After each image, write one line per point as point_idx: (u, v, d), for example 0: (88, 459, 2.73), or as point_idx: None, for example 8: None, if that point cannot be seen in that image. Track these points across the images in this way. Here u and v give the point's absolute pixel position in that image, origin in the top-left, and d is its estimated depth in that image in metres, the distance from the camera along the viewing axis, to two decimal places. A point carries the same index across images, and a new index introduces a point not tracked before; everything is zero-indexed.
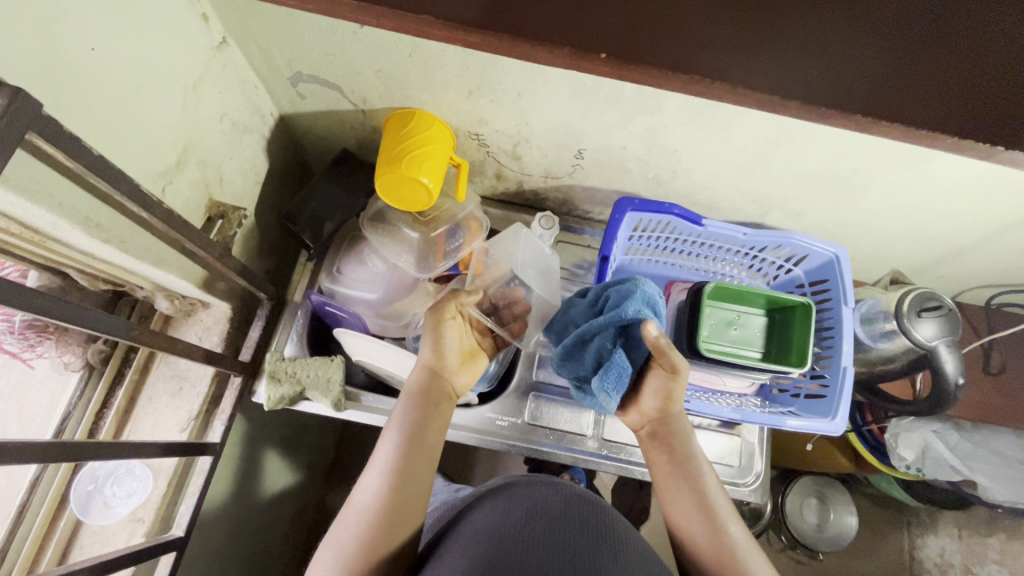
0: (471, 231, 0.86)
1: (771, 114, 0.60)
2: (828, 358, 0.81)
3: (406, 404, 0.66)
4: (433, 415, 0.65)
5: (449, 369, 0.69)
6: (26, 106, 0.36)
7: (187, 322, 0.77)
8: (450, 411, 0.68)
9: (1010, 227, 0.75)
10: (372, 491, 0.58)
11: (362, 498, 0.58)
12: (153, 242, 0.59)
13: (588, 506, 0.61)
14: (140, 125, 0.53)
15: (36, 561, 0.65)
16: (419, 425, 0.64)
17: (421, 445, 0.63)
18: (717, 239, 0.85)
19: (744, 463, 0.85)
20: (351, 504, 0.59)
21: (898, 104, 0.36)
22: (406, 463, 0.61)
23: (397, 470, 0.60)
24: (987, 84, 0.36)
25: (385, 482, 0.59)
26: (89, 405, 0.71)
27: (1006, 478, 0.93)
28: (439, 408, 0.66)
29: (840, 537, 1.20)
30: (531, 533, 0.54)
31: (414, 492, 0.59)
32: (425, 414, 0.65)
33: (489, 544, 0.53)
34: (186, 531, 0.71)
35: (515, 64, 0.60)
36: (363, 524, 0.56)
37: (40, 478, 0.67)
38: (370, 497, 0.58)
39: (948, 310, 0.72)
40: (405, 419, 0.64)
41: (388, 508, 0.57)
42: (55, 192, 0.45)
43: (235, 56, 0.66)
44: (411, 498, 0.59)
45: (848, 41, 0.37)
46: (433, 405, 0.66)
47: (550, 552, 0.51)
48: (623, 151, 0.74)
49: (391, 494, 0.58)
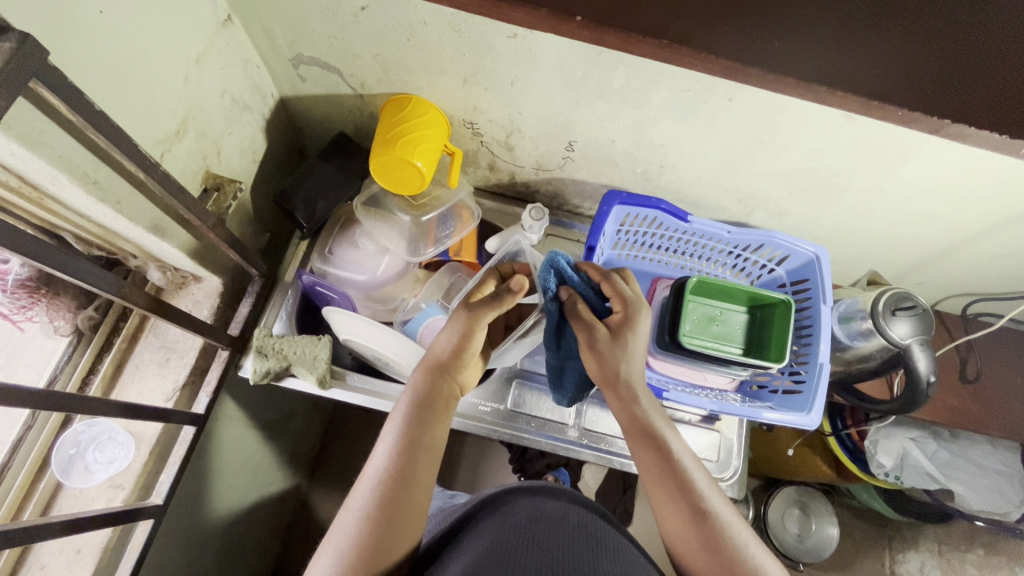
0: (462, 219, 0.89)
1: (751, 111, 0.63)
2: (804, 355, 0.83)
3: (406, 407, 0.62)
4: (436, 418, 0.62)
5: (461, 365, 0.65)
6: (34, 52, 0.38)
7: (178, 294, 0.78)
8: (455, 410, 0.66)
9: (984, 232, 0.77)
10: (367, 499, 0.54)
11: (357, 505, 0.54)
12: (148, 207, 0.60)
13: (588, 514, 0.62)
14: (142, 91, 0.55)
15: (13, 518, 0.66)
16: (420, 431, 0.60)
17: (423, 450, 0.59)
18: (702, 237, 0.87)
19: (721, 458, 0.86)
20: (346, 511, 0.55)
21: (858, 83, 0.39)
22: (406, 469, 0.57)
23: (394, 478, 0.56)
24: (941, 73, 0.39)
25: (380, 487, 0.55)
26: (76, 370, 0.72)
27: (981, 487, 0.94)
28: (443, 410, 0.63)
29: (820, 547, 1.19)
30: (532, 539, 0.54)
31: (412, 502, 0.55)
32: (429, 417, 0.62)
33: (490, 547, 0.53)
34: (165, 499, 0.71)
35: (509, 52, 0.63)
36: (356, 533, 0.52)
37: (24, 438, 0.67)
38: (364, 503, 0.54)
39: (922, 309, 0.75)
40: (405, 420, 0.61)
41: (384, 517, 0.53)
42: (55, 144, 0.46)
43: (239, 34, 0.68)
44: (409, 507, 0.55)
45: (810, 24, 0.40)
46: (437, 409, 0.63)
47: (548, 561, 0.51)
48: (612, 144, 0.76)
49: (387, 500, 0.54)
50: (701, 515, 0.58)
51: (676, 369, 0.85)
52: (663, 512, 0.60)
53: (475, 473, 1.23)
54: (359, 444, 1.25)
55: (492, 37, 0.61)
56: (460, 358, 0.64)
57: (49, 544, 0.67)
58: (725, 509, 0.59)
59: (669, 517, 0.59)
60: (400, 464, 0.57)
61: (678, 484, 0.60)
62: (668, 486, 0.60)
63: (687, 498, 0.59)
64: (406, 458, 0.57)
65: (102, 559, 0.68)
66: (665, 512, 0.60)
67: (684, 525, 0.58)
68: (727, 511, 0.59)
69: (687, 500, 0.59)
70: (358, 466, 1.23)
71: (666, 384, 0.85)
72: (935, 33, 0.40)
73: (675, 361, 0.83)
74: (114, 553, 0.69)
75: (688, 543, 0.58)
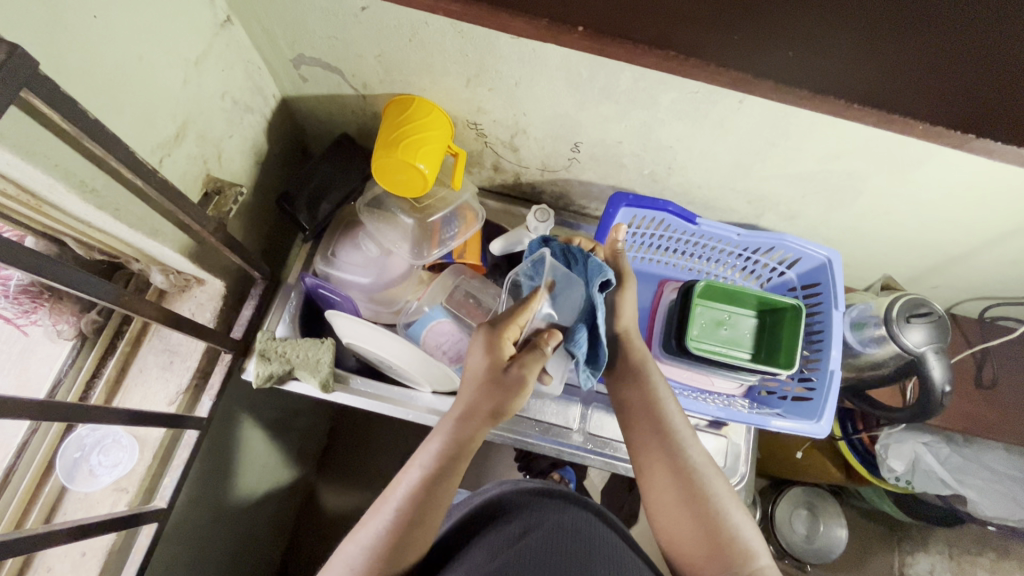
0: (466, 222, 0.87)
1: (764, 112, 0.61)
2: (815, 360, 0.81)
3: (437, 448, 0.58)
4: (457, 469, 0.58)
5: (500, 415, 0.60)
6: (24, 61, 0.37)
7: (181, 296, 0.78)
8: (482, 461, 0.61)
9: (1003, 237, 0.75)
10: (379, 533, 0.53)
11: (367, 539, 0.53)
12: (148, 213, 0.60)
13: (584, 515, 0.61)
14: (139, 97, 0.54)
15: (18, 525, 0.66)
16: (444, 475, 0.57)
17: (442, 497, 0.56)
18: (712, 240, 0.85)
19: (729, 464, 0.84)
20: (355, 537, 0.55)
21: (875, 93, 0.37)
22: (422, 511, 0.55)
23: (413, 516, 0.54)
24: (964, 82, 0.37)
25: (396, 523, 0.54)
26: (80, 374, 0.72)
27: (996, 492, 0.92)
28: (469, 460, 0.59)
29: (828, 549, 1.18)
30: (528, 547, 0.53)
31: (421, 540, 0.54)
32: (453, 466, 0.58)
33: (487, 559, 0.52)
34: (169, 502, 0.72)
35: (513, 52, 0.61)
36: (361, 562, 0.52)
37: (28, 443, 0.68)
38: (376, 534, 0.53)
39: (938, 316, 0.73)
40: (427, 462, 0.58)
41: (393, 549, 0.53)
42: (50, 153, 0.46)
43: (239, 35, 0.67)
44: (412, 546, 0.54)
45: (826, 31, 0.38)
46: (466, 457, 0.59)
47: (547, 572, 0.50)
48: (619, 145, 0.75)
49: (398, 538, 0.53)
50: (682, 466, 0.61)
51: (683, 374, 0.84)
52: (647, 470, 0.63)
53: (481, 472, 1.23)
54: (365, 442, 1.25)
55: (495, 38, 0.59)
56: (510, 400, 0.59)
57: (55, 547, 0.68)
58: (701, 456, 0.62)
59: (668, 509, 0.60)
60: (420, 504, 0.55)
61: (653, 433, 0.64)
62: (650, 440, 0.64)
63: (667, 450, 0.62)
64: (426, 501, 0.55)
65: (107, 563, 0.68)
66: (664, 505, 0.60)
67: (663, 480, 0.61)
68: (701, 457, 0.62)
69: (675, 466, 0.61)
70: (363, 464, 1.23)
71: (672, 388, 0.84)
72: (961, 35, 0.37)
73: (683, 366, 0.82)
74: (119, 556, 0.70)
75: (668, 494, 0.60)
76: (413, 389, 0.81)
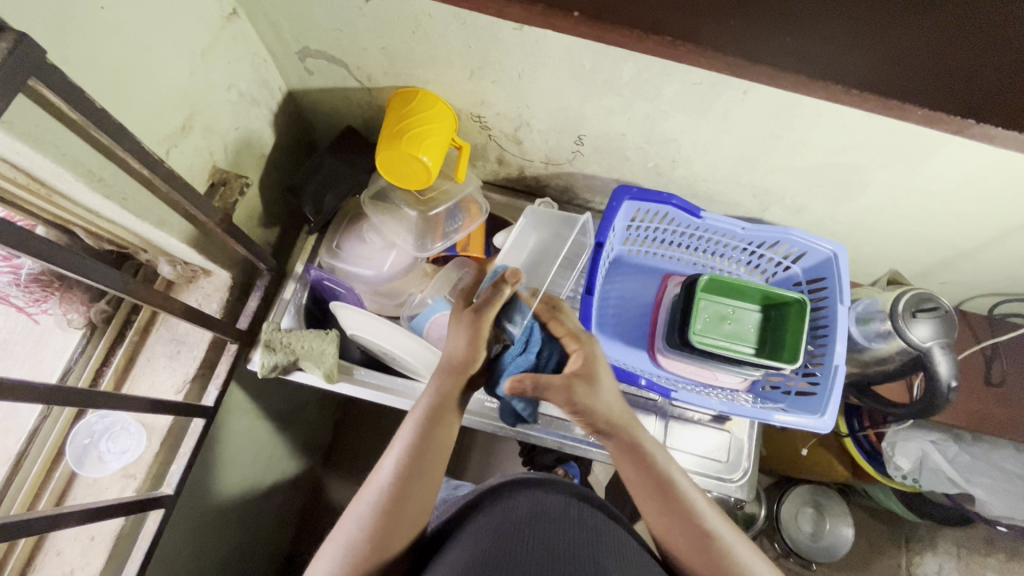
0: (470, 214, 0.88)
1: (770, 103, 0.60)
2: (819, 355, 0.80)
3: (425, 402, 0.61)
4: (446, 420, 0.60)
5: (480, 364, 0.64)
6: (31, 51, 0.38)
7: (189, 287, 0.79)
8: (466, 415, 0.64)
9: (1013, 232, 0.74)
10: (380, 492, 0.54)
11: (368, 499, 0.54)
12: (154, 203, 0.60)
13: (589, 508, 0.60)
14: (146, 88, 0.55)
15: (30, 507, 0.68)
16: (434, 425, 0.59)
17: (437, 448, 0.58)
18: (717, 234, 0.85)
19: (732, 459, 0.84)
20: (357, 503, 0.55)
21: (875, 77, 0.37)
22: (418, 464, 0.56)
23: (409, 472, 0.56)
24: (968, 67, 0.37)
25: (393, 484, 0.55)
26: (90, 362, 0.73)
27: (1006, 491, 0.90)
28: (459, 408, 0.62)
29: (834, 547, 1.17)
30: (531, 536, 0.53)
31: (423, 496, 0.55)
32: (443, 417, 0.60)
33: (487, 544, 0.53)
34: (175, 490, 0.73)
35: (516, 44, 0.61)
36: (368, 525, 0.52)
37: (40, 428, 0.70)
38: (376, 497, 0.54)
39: (944, 311, 0.72)
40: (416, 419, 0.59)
41: (398, 504, 0.54)
42: (59, 142, 0.46)
43: (245, 27, 0.67)
44: (413, 507, 0.55)
45: (824, 18, 0.38)
46: (453, 407, 0.61)
47: (551, 559, 0.50)
48: (622, 138, 0.74)
49: (400, 495, 0.54)
50: (676, 501, 0.58)
51: (686, 368, 0.84)
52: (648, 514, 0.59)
53: (485, 465, 1.24)
54: (371, 435, 1.26)
55: (498, 30, 0.59)
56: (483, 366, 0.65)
57: (65, 531, 0.69)
58: (717, 513, 0.58)
59: (671, 543, 0.58)
60: (415, 458, 0.56)
61: (666, 504, 0.58)
62: (661, 512, 0.58)
63: (689, 527, 0.56)
64: (420, 456, 0.57)
65: (115, 548, 0.69)
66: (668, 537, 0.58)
67: (681, 541, 0.57)
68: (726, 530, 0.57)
69: (673, 507, 0.58)
70: (369, 456, 1.25)
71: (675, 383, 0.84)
72: (965, 21, 0.37)
73: (686, 360, 0.82)
74: (127, 541, 0.71)
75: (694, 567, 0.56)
76: (416, 381, 0.82)
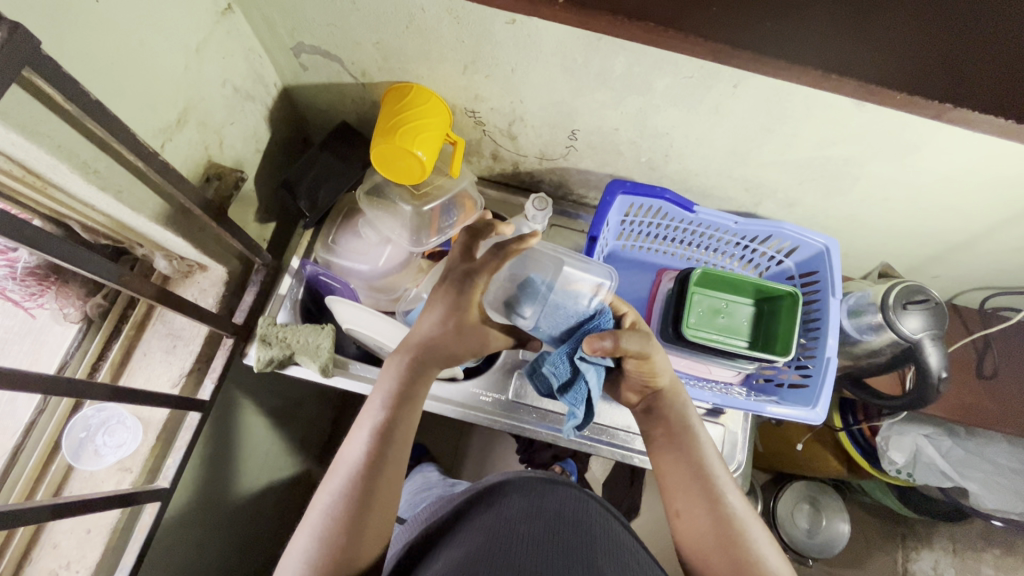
0: (465, 209, 0.89)
1: (760, 96, 0.61)
2: (811, 348, 0.81)
3: (388, 388, 0.60)
4: (410, 406, 0.60)
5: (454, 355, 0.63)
6: (24, 41, 0.38)
7: (185, 282, 0.79)
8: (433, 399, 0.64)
9: (1003, 224, 0.75)
10: (344, 484, 0.55)
11: (333, 491, 0.55)
12: (149, 195, 0.61)
13: (587, 509, 0.61)
14: (140, 82, 0.56)
15: (26, 499, 0.68)
16: (399, 415, 0.59)
17: (401, 436, 0.58)
18: (709, 228, 0.85)
19: (725, 452, 0.85)
20: (322, 495, 0.55)
21: (857, 61, 0.37)
22: (383, 454, 0.56)
23: (374, 462, 0.56)
24: (946, 53, 0.37)
25: (359, 474, 0.55)
26: (87, 356, 0.74)
27: (998, 485, 0.90)
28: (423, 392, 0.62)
29: (831, 543, 1.17)
30: (525, 536, 0.53)
31: (389, 484, 0.56)
32: (406, 405, 0.60)
33: (482, 543, 0.53)
34: (171, 483, 0.73)
35: (507, 38, 0.61)
36: (333, 517, 0.53)
37: (36, 421, 0.70)
38: (341, 488, 0.54)
39: (934, 304, 0.73)
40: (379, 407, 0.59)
41: (363, 494, 0.54)
42: (53, 134, 0.47)
43: (239, 22, 0.68)
44: (380, 498, 0.55)
45: (806, 7, 0.38)
46: (418, 392, 0.61)
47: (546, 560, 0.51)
48: (615, 133, 0.75)
49: (365, 486, 0.54)
50: (702, 470, 0.61)
51: (682, 363, 0.85)
52: (673, 478, 0.62)
53: (482, 462, 1.24)
54: None
55: (490, 24, 0.60)
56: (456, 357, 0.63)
57: (61, 523, 0.70)
58: (738, 500, 0.60)
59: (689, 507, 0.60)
60: (379, 448, 0.56)
61: (692, 472, 0.61)
62: (686, 481, 0.61)
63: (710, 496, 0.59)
64: (384, 446, 0.57)
65: (111, 540, 0.70)
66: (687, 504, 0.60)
67: (695, 510, 0.59)
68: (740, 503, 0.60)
69: (699, 477, 0.60)
70: None
71: None
72: (943, 10, 0.38)
73: (680, 354, 0.82)
74: (123, 534, 0.71)
75: (706, 532, 0.58)
76: None
